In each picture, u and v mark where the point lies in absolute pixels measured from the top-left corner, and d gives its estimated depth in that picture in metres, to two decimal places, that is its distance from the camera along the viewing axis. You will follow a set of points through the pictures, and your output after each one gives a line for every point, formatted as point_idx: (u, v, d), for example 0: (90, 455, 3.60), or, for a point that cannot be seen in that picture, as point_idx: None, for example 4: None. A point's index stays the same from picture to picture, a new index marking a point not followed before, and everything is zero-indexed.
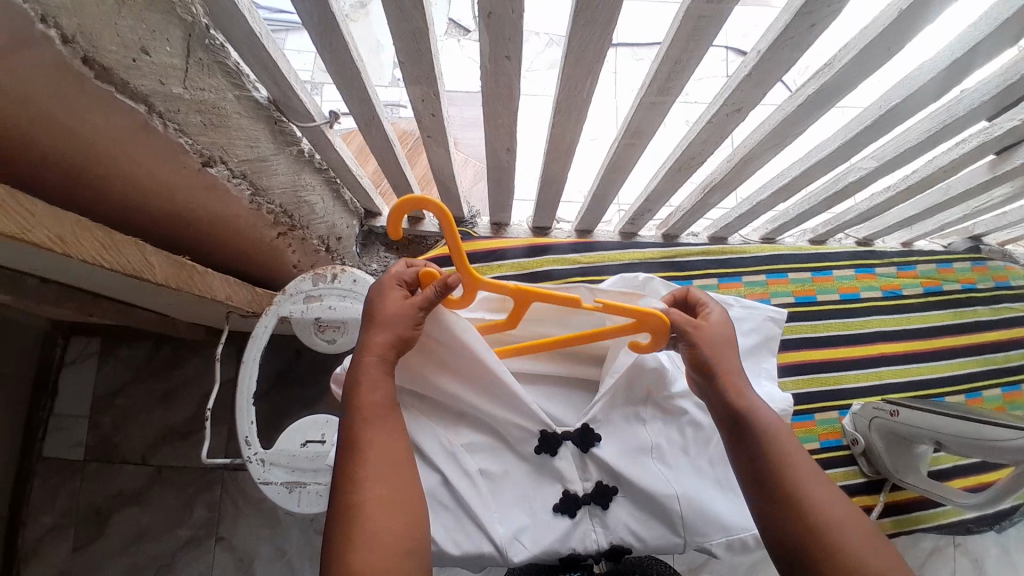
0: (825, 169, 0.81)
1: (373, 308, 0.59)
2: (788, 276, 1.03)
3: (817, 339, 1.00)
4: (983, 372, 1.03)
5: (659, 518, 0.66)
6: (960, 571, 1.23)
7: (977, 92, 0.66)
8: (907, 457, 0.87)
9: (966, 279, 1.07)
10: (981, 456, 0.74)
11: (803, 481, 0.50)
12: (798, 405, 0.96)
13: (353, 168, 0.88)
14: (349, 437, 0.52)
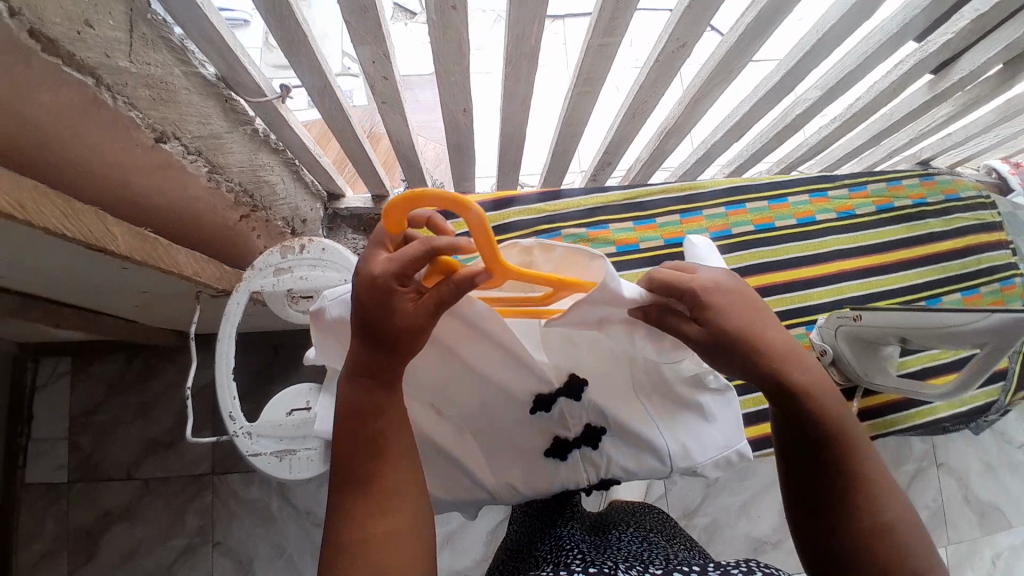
0: (771, 104, 0.84)
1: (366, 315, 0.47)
2: (746, 206, 0.96)
3: (786, 262, 0.94)
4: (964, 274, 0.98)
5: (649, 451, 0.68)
6: (944, 492, 1.28)
7: (903, 7, 0.68)
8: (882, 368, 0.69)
9: (917, 196, 1.02)
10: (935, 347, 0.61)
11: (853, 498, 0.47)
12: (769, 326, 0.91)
13: (312, 148, 0.88)
14: (356, 474, 0.49)
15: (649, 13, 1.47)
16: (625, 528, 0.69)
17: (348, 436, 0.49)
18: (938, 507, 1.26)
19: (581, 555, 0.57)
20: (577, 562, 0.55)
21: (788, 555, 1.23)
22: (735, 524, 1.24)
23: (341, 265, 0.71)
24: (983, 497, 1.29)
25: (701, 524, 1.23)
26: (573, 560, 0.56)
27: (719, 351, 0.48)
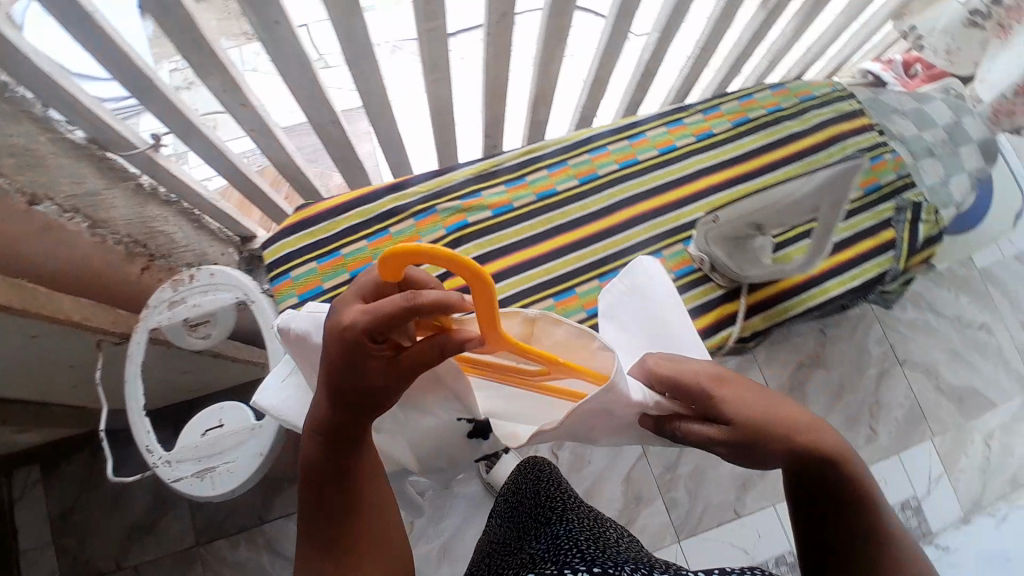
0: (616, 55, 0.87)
1: (343, 368, 0.47)
2: (610, 146, 0.80)
3: (659, 190, 0.79)
4: (874, 149, 0.83)
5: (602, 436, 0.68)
6: (914, 387, 1.29)
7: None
8: (751, 254, 0.72)
9: (801, 94, 0.87)
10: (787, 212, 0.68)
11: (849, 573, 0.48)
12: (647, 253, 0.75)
13: (212, 199, 0.88)
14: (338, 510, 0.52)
15: None
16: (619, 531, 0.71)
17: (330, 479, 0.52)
18: (912, 403, 1.28)
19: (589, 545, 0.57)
20: (577, 560, 0.51)
21: (776, 483, 1.24)
22: (719, 467, 1.25)
23: (231, 285, 0.72)
24: (953, 381, 1.31)
25: (685, 473, 1.24)
26: (571, 557, 0.52)
27: (726, 438, 0.52)
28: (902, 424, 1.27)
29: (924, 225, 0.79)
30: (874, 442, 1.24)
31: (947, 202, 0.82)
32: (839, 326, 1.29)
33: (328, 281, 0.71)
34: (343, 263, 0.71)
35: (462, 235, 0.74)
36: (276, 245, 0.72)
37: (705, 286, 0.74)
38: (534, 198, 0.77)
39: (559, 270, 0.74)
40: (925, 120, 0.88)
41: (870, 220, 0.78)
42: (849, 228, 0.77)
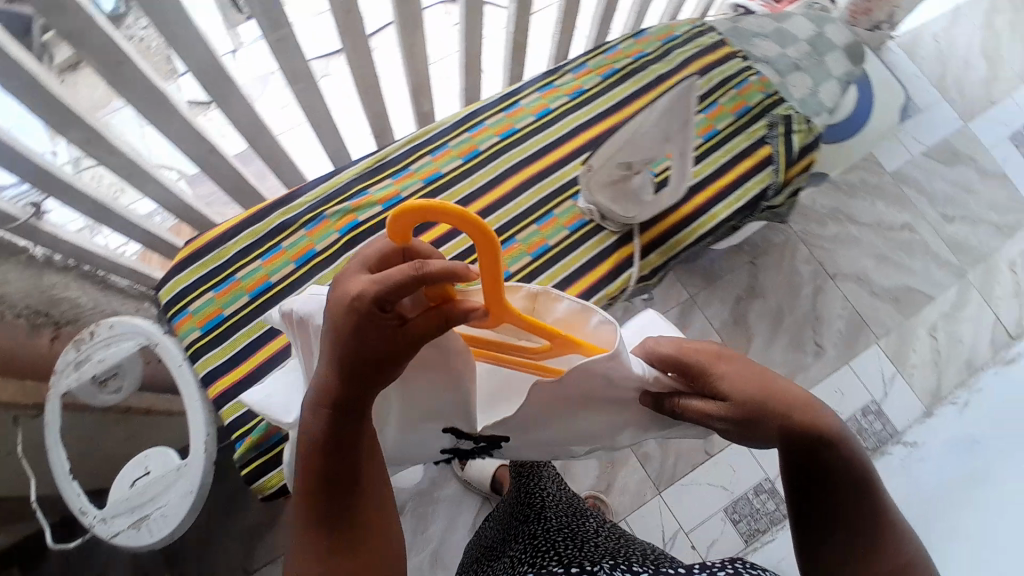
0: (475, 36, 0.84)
1: (351, 334, 0.42)
2: (485, 121, 0.80)
3: (542, 152, 0.79)
4: (740, 73, 0.83)
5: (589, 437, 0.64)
6: (848, 296, 1.36)
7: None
8: (634, 196, 0.74)
9: (664, 36, 0.87)
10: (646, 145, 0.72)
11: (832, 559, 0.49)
12: (532, 210, 0.76)
13: (116, 256, 0.84)
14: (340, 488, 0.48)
15: None
16: (598, 520, 0.77)
17: (333, 455, 0.47)
18: (850, 312, 1.35)
19: (566, 541, 0.64)
20: (552, 565, 0.58)
21: None
22: None
23: (132, 333, 0.73)
24: (884, 283, 1.38)
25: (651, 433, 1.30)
26: (547, 562, 0.59)
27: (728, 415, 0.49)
28: (846, 334, 1.33)
29: (798, 134, 0.81)
30: (822, 357, 1.31)
31: (817, 112, 0.84)
32: (765, 256, 1.35)
33: (229, 307, 0.71)
34: (241, 285, 0.71)
35: (355, 235, 0.73)
36: (168, 283, 0.71)
37: (601, 234, 0.75)
38: (421, 185, 0.76)
39: None
40: (786, 38, 0.89)
41: (746, 141, 0.80)
42: (725, 153, 0.79)
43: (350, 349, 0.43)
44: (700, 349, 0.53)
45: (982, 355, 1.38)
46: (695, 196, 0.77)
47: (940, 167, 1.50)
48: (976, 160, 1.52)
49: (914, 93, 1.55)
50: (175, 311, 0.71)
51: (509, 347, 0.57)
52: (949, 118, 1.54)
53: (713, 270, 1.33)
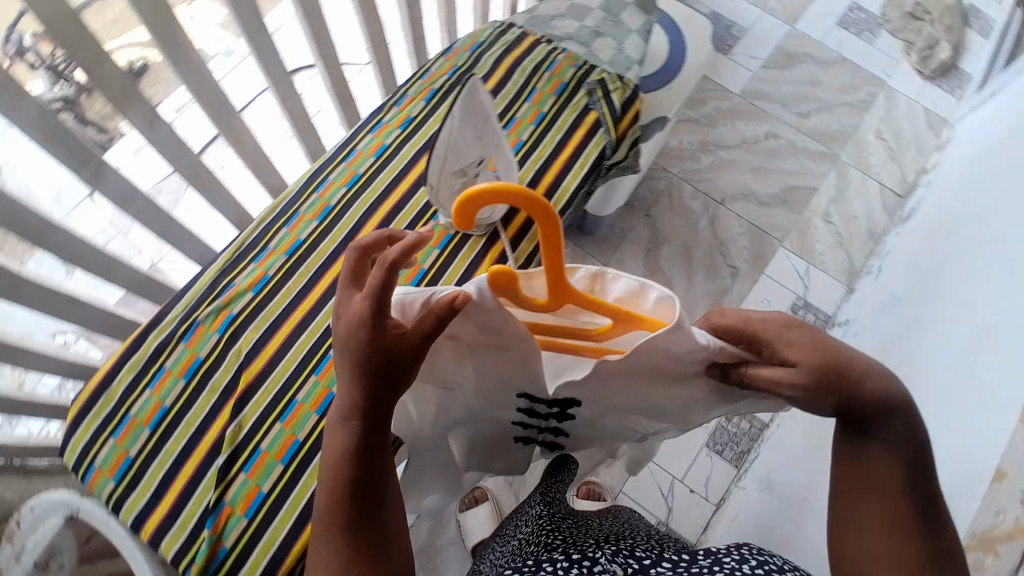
0: (285, 91, 0.88)
1: (363, 340, 0.47)
2: (329, 177, 0.83)
3: (390, 188, 0.82)
4: (548, 57, 0.89)
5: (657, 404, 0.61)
6: (741, 213, 1.45)
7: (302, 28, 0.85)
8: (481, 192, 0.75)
9: (469, 45, 0.91)
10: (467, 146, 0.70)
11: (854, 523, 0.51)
12: None
13: (29, 434, 0.82)
14: (365, 506, 0.49)
15: None
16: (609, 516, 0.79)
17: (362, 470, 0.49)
18: (748, 227, 1.44)
19: (569, 523, 0.68)
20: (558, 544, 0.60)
21: None
22: None
23: None
24: (769, 191, 1.48)
25: None
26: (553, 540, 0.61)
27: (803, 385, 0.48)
28: (752, 248, 1.42)
29: (615, 93, 0.87)
30: (739, 275, 1.38)
31: (627, 66, 0.90)
32: (656, 206, 1.44)
33: (133, 447, 0.71)
34: (138, 421, 0.72)
35: (235, 328, 0.76)
36: (70, 444, 0.71)
37: (467, 245, 0.80)
38: (285, 258, 0.79)
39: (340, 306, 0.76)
40: (581, 11, 0.95)
41: (573, 114, 0.86)
42: (558, 132, 0.84)
43: (369, 355, 0.47)
44: (770, 320, 0.51)
45: (879, 221, 1.46)
46: (543, 178, 0.81)
47: (783, 72, 1.62)
48: (811, 55, 1.64)
49: (736, 17, 1.68)
50: (85, 465, 0.71)
51: (570, 330, 0.56)
52: (774, 26, 1.67)
53: (615, 234, 1.40)
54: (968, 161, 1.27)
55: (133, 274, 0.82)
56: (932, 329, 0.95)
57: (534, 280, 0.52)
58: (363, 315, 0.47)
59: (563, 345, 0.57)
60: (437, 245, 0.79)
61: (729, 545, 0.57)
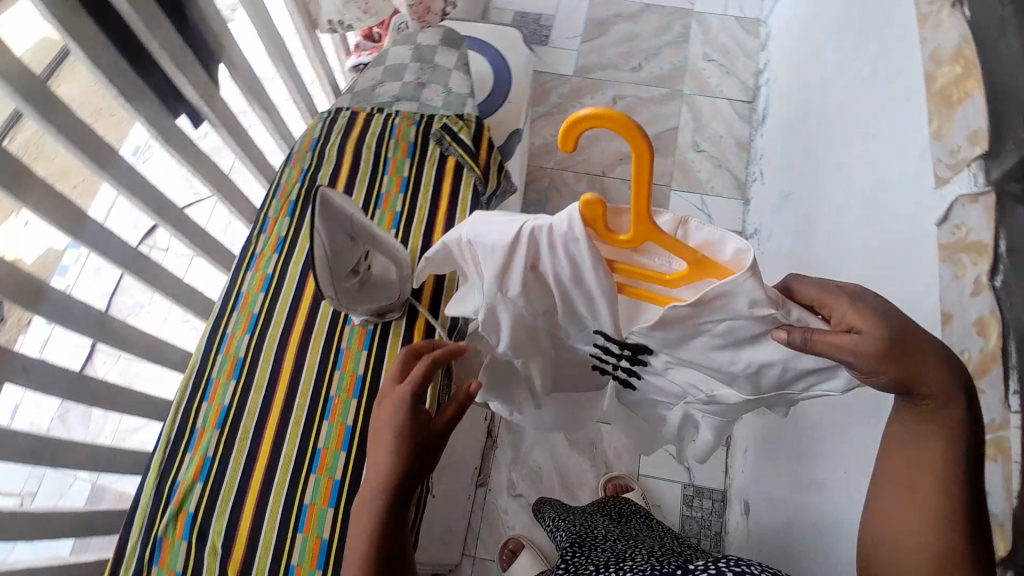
0: (144, 266, 0.83)
1: (402, 417, 0.56)
2: (227, 331, 0.78)
3: (290, 315, 0.78)
4: (385, 124, 0.88)
5: (721, 365, 0.54)
6: (626, 178, 1.51)
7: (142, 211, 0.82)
8: (377, 287, 0.69)
9: (308, 145, 0.89)
10: (347, 258, 0.61)
11: (902, 514, 0.48)
12: (326, 365, 0.75)
13: None
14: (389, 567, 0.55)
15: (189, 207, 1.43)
16: (609, 535, 0.83)
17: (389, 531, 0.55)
18: None
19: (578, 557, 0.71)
20: None
21: None
22: None
23: None
24: None
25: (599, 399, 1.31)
26: None
27: (866, 357, 0.44)
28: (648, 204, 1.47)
29: (462, 132, 0.85)
30: None
31: (462, 103, 0.91)
32: (549, 202, 1.51)
33: None
34: None
35: (200, 527, 0.69)
36: None
37: (392, 327, 0.75)
38: (219, 431, 0.73)
39: (294, 452, 0.71)
40: (397, 70, 0.95)
41: (433, 168, 0.85)
42: (427, 190, 0.84)
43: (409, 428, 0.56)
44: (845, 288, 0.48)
45: (743, 131, 1.54)
46: (432, 240, 0.79)
47: (601, 40, 1.70)
48: (617, 15, 1.73)
49: (540, 9, 1.75)
50: None
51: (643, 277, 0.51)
52: (577, 3, 1.75)
53: None
54: (789, 52, 1.37)
55: (63, 518, 0.74)
56: (826, 210, 1.01)
57: (621, 216, 0.47)
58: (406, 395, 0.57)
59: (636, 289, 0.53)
60: (363, 347, 0.75)
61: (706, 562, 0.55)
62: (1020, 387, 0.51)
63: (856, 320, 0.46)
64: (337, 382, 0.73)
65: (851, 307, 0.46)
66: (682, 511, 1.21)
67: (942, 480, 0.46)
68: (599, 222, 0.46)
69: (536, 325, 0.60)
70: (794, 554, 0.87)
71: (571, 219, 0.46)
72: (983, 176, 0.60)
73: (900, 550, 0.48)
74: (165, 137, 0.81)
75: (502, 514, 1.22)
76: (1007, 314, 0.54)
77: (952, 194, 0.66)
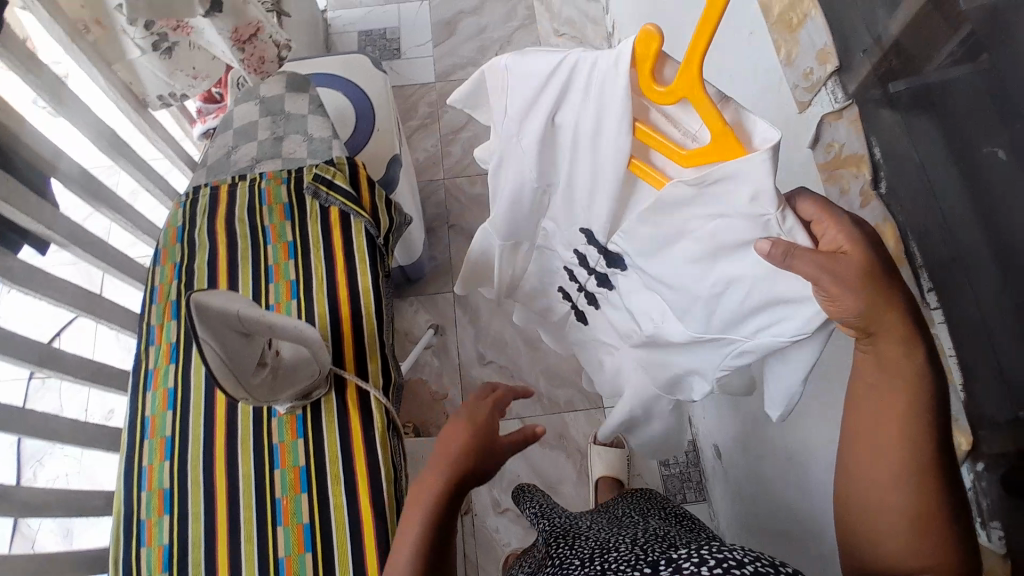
0: (25, 421, 0.72)
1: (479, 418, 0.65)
2: (143, 465, 0.69)
3: (208, 427, 0.69)
4: (253, 190, 0.81)
5: (691, 279, 0.57)
6: None
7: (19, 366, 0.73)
8: (294, 374, 0.62)
9: (174, 235, 0.80)
10: (244, 355, 0.55)
11: (873, 472, 0.49)
12: (260, 468, 0.66)
13: None
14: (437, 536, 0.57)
15: (56, 337, 1.34)
16: (586, 526, 0.79)
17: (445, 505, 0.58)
18: None
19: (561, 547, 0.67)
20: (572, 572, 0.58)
21: None
22: (551, 354, 1.35)
23: None
24: None
25: (553, 391, 1.31)
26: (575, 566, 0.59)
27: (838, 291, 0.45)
28: None
29: (337, 178, 0.79)
30: None
31: (328, 147, 0.85)
32: (450, 214, 1.49)
33: None
34: None
35: None
36: None
37: (323, 405, 0.67)
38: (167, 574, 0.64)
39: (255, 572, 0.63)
40: (248, 131, 0.88)
41: (317, 224, 0.78)
42: (316, 249, 0.76)
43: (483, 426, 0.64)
44: (850, 224, 0.47)
45: None
46: (339, 300, 0.73)
47: (452, 40, 1.66)
48: (460, 11, 1.70)
49: (381, 23, 1.69)
50: None
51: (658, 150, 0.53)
52: (416, 8, 1.71)
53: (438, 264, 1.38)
54: (631, 13, 1.40)
55: None
56: None
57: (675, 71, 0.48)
58: (483, 407, 0.67)
59: (642, 162, 0.55)
60: (296, 437, 0.66)
61: (686, 552, 0.51)
62: (932, 282, 0.54)
63: (843, 247, 0.46)
64: (277, 483, 0.65)
65: (841, 241, 0.46)
66: (660, 471, 1.22)
67: (909, 441, 0.47)
68: (645, 67, 0.48)
69: (538, 194, 0.66)
70: (772, 487, 0.90)
71: (618, 56, 0.49)
72: (842, 92, 0.63)
73: (875, 518, 0.50)
74: (10, 276, 0.72)
75: (494, 534, 1.19)
76: (900, 218, 0.57)
77: (816, 116, 0.69)
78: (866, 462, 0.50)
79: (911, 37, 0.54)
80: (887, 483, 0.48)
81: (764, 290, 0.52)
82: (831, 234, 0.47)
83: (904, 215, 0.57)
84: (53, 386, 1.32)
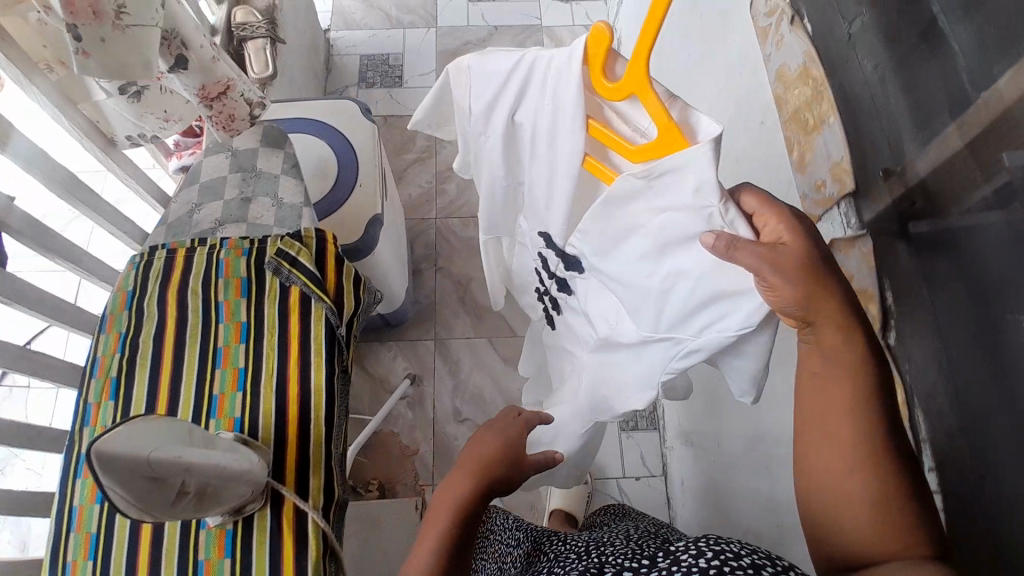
0: None
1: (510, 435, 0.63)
2: (64, 565, 0.63)
3: (135, 531, 0.63)
4: (210, 260, 0.74)
5: (642, 276, 0.50)
6: None
7: None
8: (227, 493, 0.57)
9: (122, 299, 0.73)
10: (162, 488, 0.50)
11: (825, 473, 0.43)
12: None
13: None
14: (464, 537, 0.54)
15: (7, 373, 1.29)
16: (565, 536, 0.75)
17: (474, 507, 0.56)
18: None
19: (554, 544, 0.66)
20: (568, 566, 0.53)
21: None
22: None
23: None
24: None
25: None
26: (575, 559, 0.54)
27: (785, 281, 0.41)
28: None
29: (302, 255, 0.73)
30: None
31: (297, 215, 0.81)
32: (439, 257, 1.43)
33: None
34: None
35: None
36: None
37: (255, 522, 0.62)
38: None
39: None
40: (215, 188, 0.82)
41: (274, 304, 0.72)
42: (271, 334, 0.71)
43: (512, 442, 0.62)
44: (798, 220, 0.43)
45: None
46: (288, 399, 0.67)
47: None
48: (467, 42, 1.64)
49: (386, 48, 1.63)
50: None
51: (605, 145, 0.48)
52: (423, 36, 1.65)
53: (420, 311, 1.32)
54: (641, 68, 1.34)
55: None
56: None
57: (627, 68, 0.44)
58: (512, 424, 0.64)
59: (596, 160, 0.50)
60: (224, 556, 0.61)
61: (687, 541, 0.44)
62: (936, 462, 0.48)
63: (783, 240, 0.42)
64: None
65: (786, 234, 0.42)
66: None
67: (863, 435, 0.42)
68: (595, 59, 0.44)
69: (503, 188, 0.62)
70: None
71: (571, 51, 0.45)
72: (855, 219, 0.55)
73: (832, 514, 0.43)
74: None
75: None
76: (907, 378, 0.50)
77: (826, 234, 0.61)
78: (816, 456, 0.43)
79: (940, 179, 0.44)
80: (842, 479, 0.42)
81: (707, 285, 0.46)
82: (775, 229, 0.43)
83: (911, 375, 0.50)
84: (19, 396, 1.27)
